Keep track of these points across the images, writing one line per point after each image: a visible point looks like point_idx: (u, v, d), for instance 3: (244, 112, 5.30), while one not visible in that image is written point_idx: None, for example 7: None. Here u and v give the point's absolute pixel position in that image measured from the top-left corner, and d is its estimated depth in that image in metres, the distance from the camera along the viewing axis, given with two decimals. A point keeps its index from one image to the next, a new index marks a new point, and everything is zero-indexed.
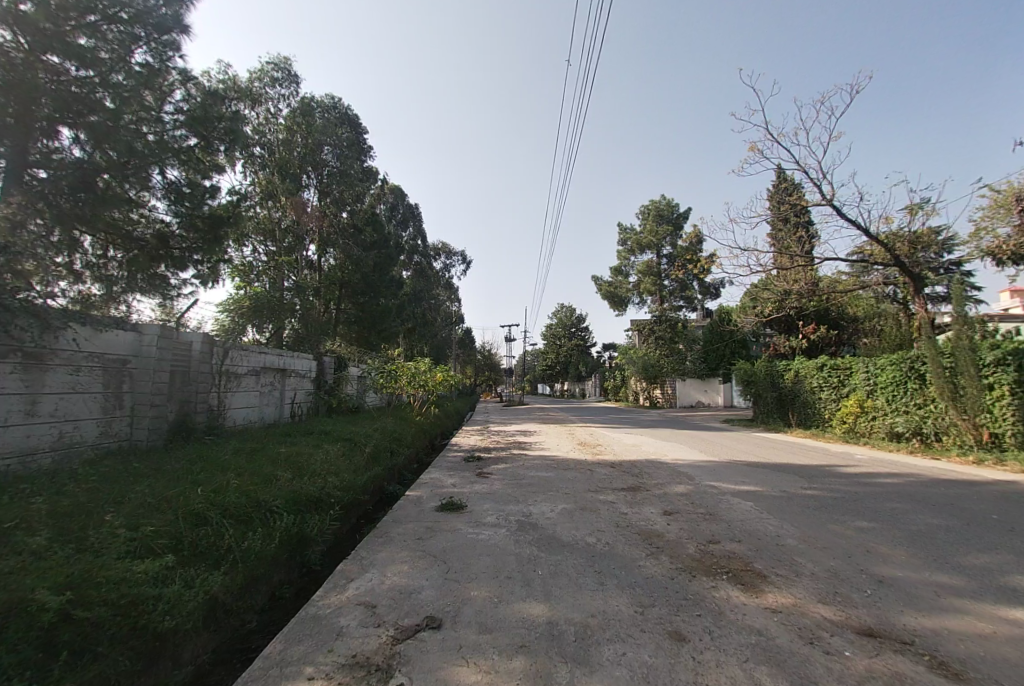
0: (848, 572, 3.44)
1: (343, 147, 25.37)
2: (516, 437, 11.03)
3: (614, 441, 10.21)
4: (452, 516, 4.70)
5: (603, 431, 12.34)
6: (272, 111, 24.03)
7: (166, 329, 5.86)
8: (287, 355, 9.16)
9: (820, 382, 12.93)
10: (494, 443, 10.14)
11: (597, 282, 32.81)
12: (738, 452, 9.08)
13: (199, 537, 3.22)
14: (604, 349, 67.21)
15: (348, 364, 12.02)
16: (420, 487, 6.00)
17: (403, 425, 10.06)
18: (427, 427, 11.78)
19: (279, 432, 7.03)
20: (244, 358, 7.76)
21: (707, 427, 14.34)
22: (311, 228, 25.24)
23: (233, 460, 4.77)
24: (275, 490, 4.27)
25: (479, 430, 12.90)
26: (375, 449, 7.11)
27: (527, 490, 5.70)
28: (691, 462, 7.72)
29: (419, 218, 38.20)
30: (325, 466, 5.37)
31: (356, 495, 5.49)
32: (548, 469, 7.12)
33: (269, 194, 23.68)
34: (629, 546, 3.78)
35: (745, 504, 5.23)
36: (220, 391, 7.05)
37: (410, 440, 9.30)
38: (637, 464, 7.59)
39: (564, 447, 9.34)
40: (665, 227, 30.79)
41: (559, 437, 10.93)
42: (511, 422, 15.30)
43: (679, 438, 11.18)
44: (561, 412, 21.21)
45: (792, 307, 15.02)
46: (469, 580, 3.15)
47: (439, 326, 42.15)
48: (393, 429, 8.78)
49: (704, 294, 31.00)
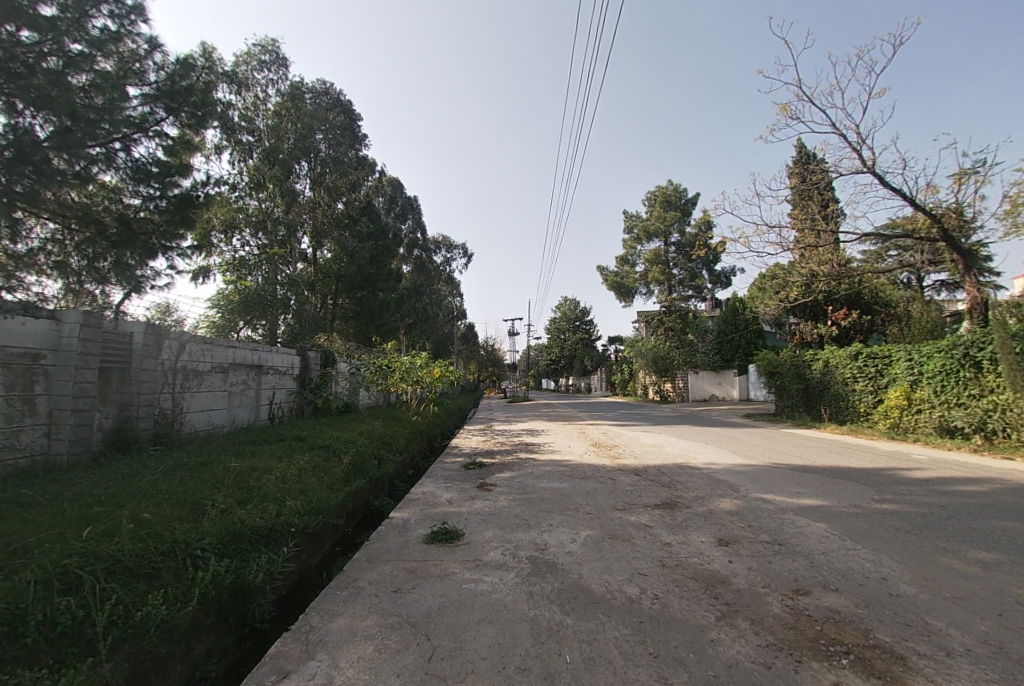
0: (1019, 647, 2.37)
1: (335, 134, 24.31)
2: (521, 438, 9.95)
3: (631, 441, 9.11)
4: (444, 551, 3.60)
5: (616, 429, 11.23)
6: (261, 96, 22.99)
7: (94, 315, 4.69)
8: (263, 350, 8.09)
9: (855, 372, 11.75)
10: (498, 445, 9.06)
11: (603, 272, 31.63)
12: (777, 452, 7.95)
13: (55, 613, 2.13)
14: (609, 343, 66.03)
15: (336, 359, 10.96)
16: (407, 504, 4.90)
17: (397, 428, 9.00)
18: (425, 429, 10.68)
19: (244, 440, 5.96)
20: (207, 352, 6.66)
21: (728, 423, 13.22)
22: (303, 220, 24.20)
23: (158, 483, 3.67)
24: (205, 526, 3.18)
25: (481, 429, 11.83)
26: (359, 459, 6.02)
27: (540, 508, 4.60)
28: (730, 468, 6.59)
29: (417, 209, 37.03)
30: (287, 485, 4.28)
31: (327, 519, 4.40)
32: (562, 478, 6.03)
33: (257, 183, 22.74)
34: (689, 604, 2.68)
35: (817, 527, 4.12)
36: (175, 392, 5.95)
37: (404, 445, 8.23)
38: (664, 470, 6.49)
39: (577, 449, 8.24)
40: (673, 213, 29.52)
41: (569, 437, 9.86)
42: (516, 420, 14.20)
43: (703, 436, 10.06)
44: (568, 408, 20.15)
45: (822, 291, 13.72)
46: (462, 678, 2.05)
47: (441, 321, 41.11)
48: (385, 433, 7.71)
49: (714, 282, 29.75)
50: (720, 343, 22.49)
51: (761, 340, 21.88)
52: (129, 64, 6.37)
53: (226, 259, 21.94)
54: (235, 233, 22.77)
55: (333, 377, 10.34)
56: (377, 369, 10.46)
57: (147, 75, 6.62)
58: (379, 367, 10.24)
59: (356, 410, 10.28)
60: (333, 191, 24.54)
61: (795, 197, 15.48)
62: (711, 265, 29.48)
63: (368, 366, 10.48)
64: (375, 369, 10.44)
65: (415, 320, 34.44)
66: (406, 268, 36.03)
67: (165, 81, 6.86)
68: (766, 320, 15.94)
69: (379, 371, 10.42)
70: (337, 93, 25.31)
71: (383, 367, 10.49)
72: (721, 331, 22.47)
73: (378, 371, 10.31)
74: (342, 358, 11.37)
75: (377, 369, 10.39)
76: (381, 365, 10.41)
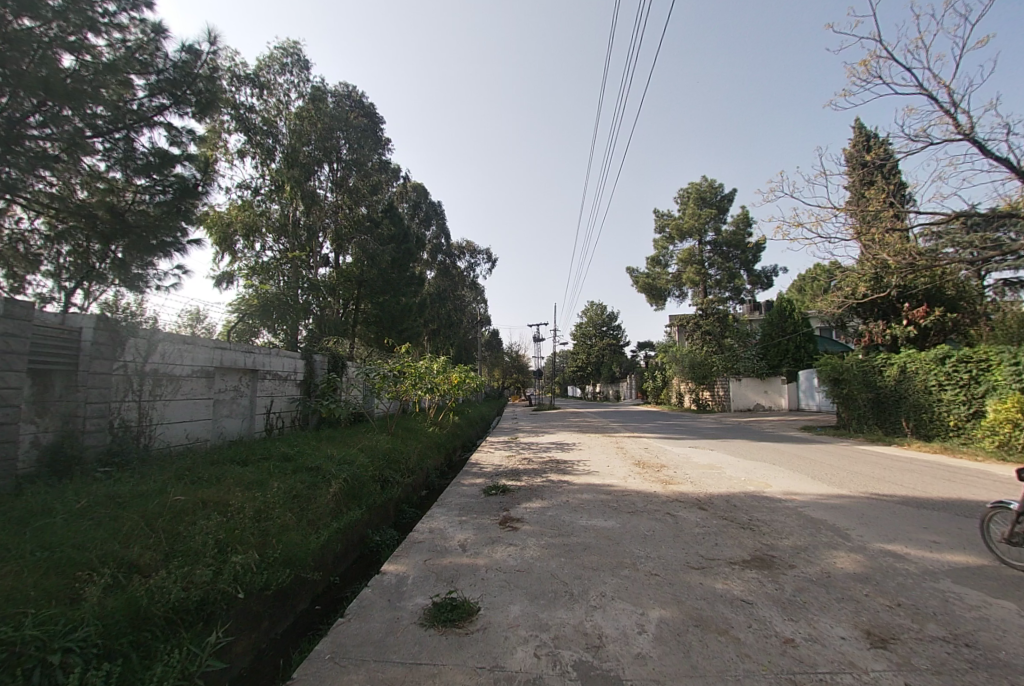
0: None
1: (356, 135, 23.76)
2: (550, 453, 8.71)
3: (680, 460, 7.74)
4: (450, 640, 2.41)
5: (659, 444, 9.84)
6: (283, 100, 22.73)
7: (19, 303, 3.75)
8: (258, 352, 7.11)
9: (941, 380, 9.98)
10: (525, 463, 7.83)
11: (633, 274, 30.13)
12: (870, 478, 6.42)
13: None
14: (638, 349, 63.97)
15: (347, 363, 9.96)
16: (408, 549, 3.74)
17: (410, 442, 7.85)
18: (442, 442, 9.44)
19: (219, 459, 4.91)
20: (186, 354, 5.72)
21: (786, 437, 11.63)
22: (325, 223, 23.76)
23: (53, 534, 2.63)
24: (85, 611, 2.08)
25: (505, 442, 10.66)
26: (352, 485, 4.85)
27: (584, 565, 3.35)
28: (822, 501, 5.15)
29: (441, 214, 36.40)
30: (243, 531, 3.16)
31: (299, 573, 3.30)
32: (607, 512, 4.74)
33: (278, 185, 22.41)
34: None
35: (1010, 612, 2.74)
36: (141, 400, 5.00)
37: (416, 463, 7.09)
38: (735, 503, 5.14)
39: (618, 470, 6.95)
40: (708, 210, 27.79)
41: (604, 454, 8.56)
42: (544, 432, 12.92)
43: (764, 454, 8.57)
44: (599, 418, 18.75)
45: (896, 285, 11.83)
46: None
47: (465, 327, 40.29)
48: (393, 449, 6.56)
49: (754, 283, 27.76)
50: (765, 348, 20.61)
51: (812, 344, 19.85)
52: (138, 54, 5.88)
53: (248, 263, 21.63)
54: (257, 238, 22.51)
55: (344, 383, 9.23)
56: (376, 376, 8.75)
57: (152, 63, 6.03)
58: (378, 375, 8.51)
59: (367, 419, 9.04)
60: (355, 193, 24.02)
61: (853, 183, 13.82)
62: (750, 265, 27.57)
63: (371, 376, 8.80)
64: (373, 377, 8.73)
65: (438, 325, 33.75)
66: (429, 274, 35.41)
67: (179, 65, 6.31)
68: (825, 320, 14.18)
69: (378, 380, 8.64)
70: (359, 95, 24.88)
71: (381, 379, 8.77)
72: (765, 335, 20.63)
73: (378, 382, 8.65)
74: (353, 362, 10.39)
75: (382, 379, 8.78)
76: (380, 377, 8.59)
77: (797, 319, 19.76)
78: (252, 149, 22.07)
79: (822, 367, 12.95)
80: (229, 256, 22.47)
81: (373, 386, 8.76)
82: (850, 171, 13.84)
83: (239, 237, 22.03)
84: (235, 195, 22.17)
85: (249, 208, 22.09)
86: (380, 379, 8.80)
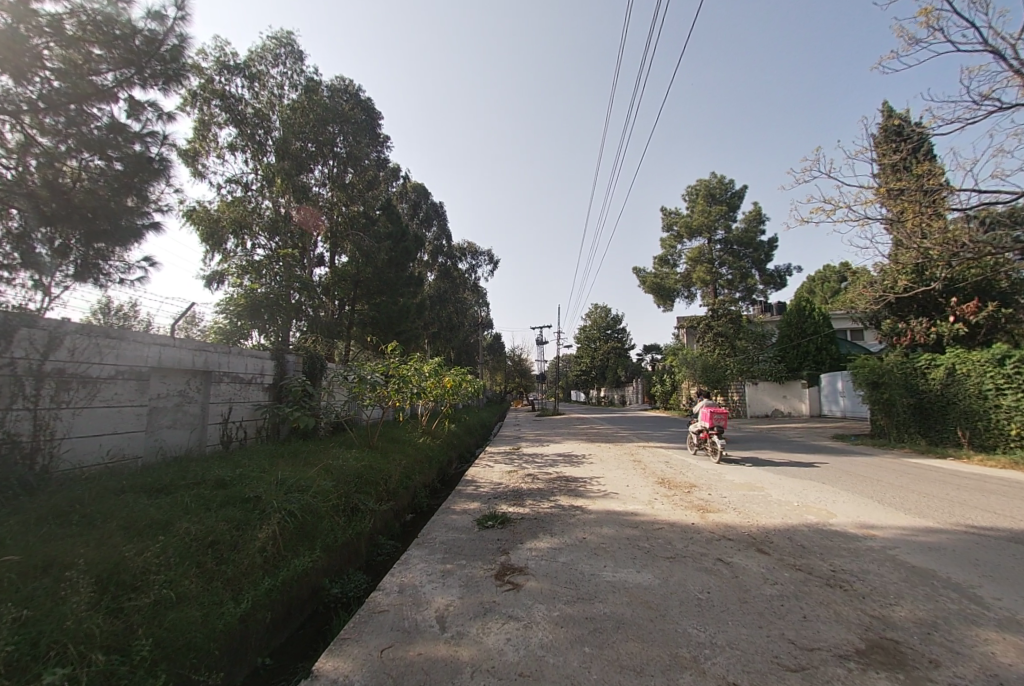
0: None
1: (352, 129, 22.59)
2: (557, 468, 7.55)
3: (710, 477, 6.59)
4: None
5: (679, 456, 8.67)
6: (276, 92, 21.56)
7: None
8: (210, 350, 5.98)
9: (1003, 383, 8.71)
10: (528, 480, 6.68)
11: (641, 275, 28.90)
12: (950, 504, 5.21)
13: None
14: (643, 353, 62.61)
15: (329, 364, 8.77)
16: (361, 627, 2.60)
17: (393, 455, 6.71)
18: (434, 454, 8.30)
19: (131, 487, 3.79)
20: (109, 351, 4.61)
21: (820, 447, 10.41)
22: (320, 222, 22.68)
23: None
24: None
25: (505, 454, 9.50)
26: (301, 521, 3.71)
27: (620, 661, 2.20)
28: (912, 541, 3.98)
29: (442, 214, 35.34)
30: (89, 620, 2.02)
31: (188, 676, 2.16)
32: (637, 556, 3.59)
33: (270, 181, 21.32)
34: None
35: None
36: (38, 408, 3.90)
37: (398, 482, 5.95)
38: (801, 543, 3.97)
39: (639, 491, 5.79)
40: (717, 207, 26.63)
41: (619, 469, 7.42)
42: (548, 442, 11.73)
43: (804, 469, 7.40)
44: (607, 425, 17.54)
45: (944, 274, 10.58)
46: None
47: (466, 331, 39.18)
48: (366, 466, 5.42)
49: (766, 283, 26.54)
50: (783, 350, 19.28)
51: (835, 346, 18.34)
52: (112, 30, 4.80)
53: (238, 263, 20.61)
54: (248, 236, 21.51)
55: (324, 387, 8.04)
56: (354, 378, 7.22)
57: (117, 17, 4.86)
58: (355, 378, 7.01)
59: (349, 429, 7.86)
60: (349, 189, 22.92)
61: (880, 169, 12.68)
62: (762, 264, 26.35)
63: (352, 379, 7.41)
64: (349, 379, 7.18)
65: (438, 328, 32.66)
66: (429, 276, 34.42)
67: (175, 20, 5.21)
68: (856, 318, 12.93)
69: (354, 384, 7.10)
70: (356, 89, 23.83)
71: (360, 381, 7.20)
72: (782, 336, 19.29)
73: (357, 385, 7.14)
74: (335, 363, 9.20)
75: (361, 382, 7.25)
76: (357, 380, 7.08)
77: (817, 319, 18.44)
78: (243, 144, 21.03)
79: (856, 367, 11.64)
80: (219, 255, 21.42)
81: (351, 389, 7.29)
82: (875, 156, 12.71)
83: (228, 235, 20.92)
84: (224, 190, 21.10)
85: (240, 205, 21.04)
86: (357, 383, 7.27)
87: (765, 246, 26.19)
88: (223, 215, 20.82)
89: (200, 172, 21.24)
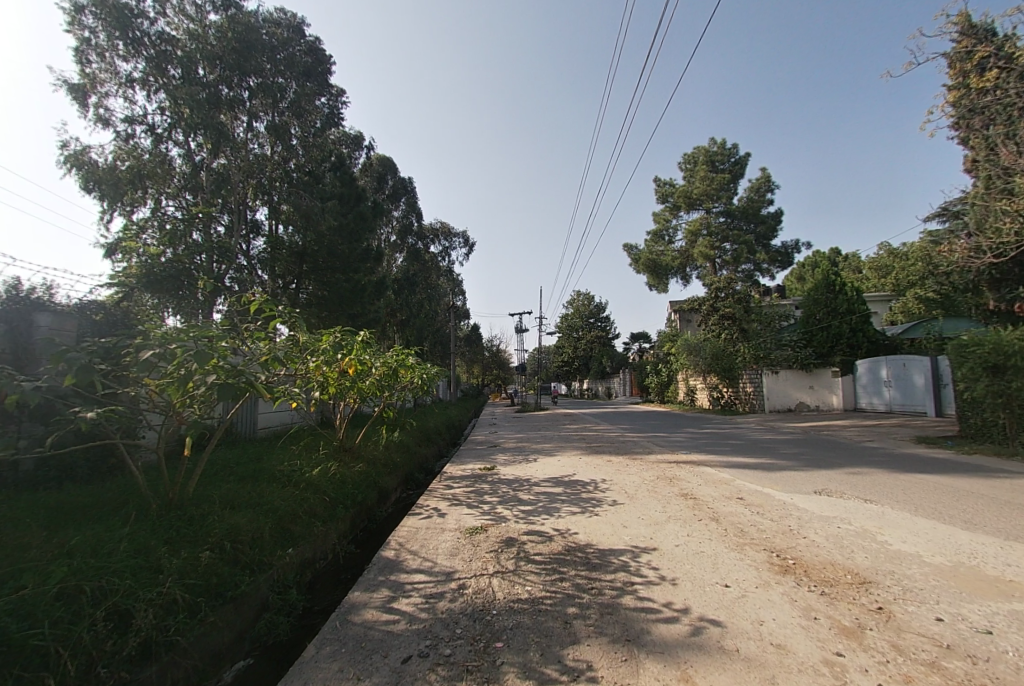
0: None
1: (297, 69, 18.48)
2: (561, 520, 4.13)
3: (870, 556, 3.29)
4: None
5: (745, 484, 5.40)
6: (190, 13, 16.98)
7: None
8: None
9: None
10: (506, 561, 3.24)
11: (633, 252, 25.68)
12: None
13: None
14: (627, 342, 59.99)
15: (119, 313, 5.05)
16: None
17: (216, 520, 3.16)
18: (341, 490, 4.72)
19: None
20: None
21: (917, 456, 7.39)
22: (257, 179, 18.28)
23: None
24: None
25: (472, 481, 6.02)
26: None
27: None
28: None
29: (412, 189, 31.22)
30: None
31: None
32: None
33: (179, 119, 16.68)
34: None
35: None
36: None
37: (188, 598, 2.42)
38: None
39: (775, 619, 2.42)
40: (720, 174, 23.52)
41: (674, 520, 4.03)
42: (535, 453, 8.33)
43: (986, 513, 4.24)
44: (605, 424, 14.35)
45: None
46: None
47: (438, 318, 35.40)
48: (23, 605, 1.92)
49: (773, 261, 23.76)
50: (809, 332, 16.27)
51: (870, 327, 15.57)
52: None
53: (146, 227, 16.35)
54: (158, 194, 17.24)
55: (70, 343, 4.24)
56: (182, 368, 2.73)
57: None
58: (198, 361, 2.51)
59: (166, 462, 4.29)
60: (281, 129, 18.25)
61: (955, 88, 9.79)
62: (768, 239, 23.56)
63: (133, 387, 2.96)
64: (167, 370, 2.69)
65: (407, 315, 28.81)
66: (396, 256, 30.50)
67: None
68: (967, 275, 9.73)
69: (183, 385, 2.65)
70: (300, 21, 19.26)
71: (227, 374, 2.67)
72: (807, 316, 16.37)
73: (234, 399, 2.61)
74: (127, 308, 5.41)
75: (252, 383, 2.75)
76: (212, 366, 2.64)
77: (849, 296, 15.71)
78: (147, 77, 16.50)
79: (960, 349, 8.07)
80: (122, 218, 17.10)
81: (86, 417, 2.51)
82: (952, 71, 9.74)
83: (130, 191, 16.54)
84: (123, 135, 16.59)
85: (146, 154, 16.62)
86: (193, 387, 2.82)
87: (771, 218, 23.45)
88: (120, 164, 16.32)
89: (98, 114, 16.87)
